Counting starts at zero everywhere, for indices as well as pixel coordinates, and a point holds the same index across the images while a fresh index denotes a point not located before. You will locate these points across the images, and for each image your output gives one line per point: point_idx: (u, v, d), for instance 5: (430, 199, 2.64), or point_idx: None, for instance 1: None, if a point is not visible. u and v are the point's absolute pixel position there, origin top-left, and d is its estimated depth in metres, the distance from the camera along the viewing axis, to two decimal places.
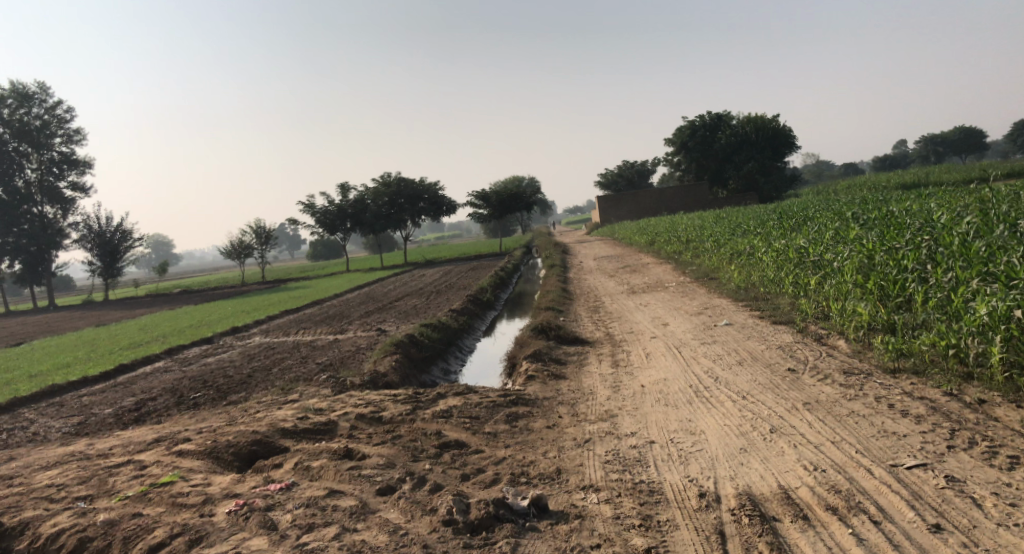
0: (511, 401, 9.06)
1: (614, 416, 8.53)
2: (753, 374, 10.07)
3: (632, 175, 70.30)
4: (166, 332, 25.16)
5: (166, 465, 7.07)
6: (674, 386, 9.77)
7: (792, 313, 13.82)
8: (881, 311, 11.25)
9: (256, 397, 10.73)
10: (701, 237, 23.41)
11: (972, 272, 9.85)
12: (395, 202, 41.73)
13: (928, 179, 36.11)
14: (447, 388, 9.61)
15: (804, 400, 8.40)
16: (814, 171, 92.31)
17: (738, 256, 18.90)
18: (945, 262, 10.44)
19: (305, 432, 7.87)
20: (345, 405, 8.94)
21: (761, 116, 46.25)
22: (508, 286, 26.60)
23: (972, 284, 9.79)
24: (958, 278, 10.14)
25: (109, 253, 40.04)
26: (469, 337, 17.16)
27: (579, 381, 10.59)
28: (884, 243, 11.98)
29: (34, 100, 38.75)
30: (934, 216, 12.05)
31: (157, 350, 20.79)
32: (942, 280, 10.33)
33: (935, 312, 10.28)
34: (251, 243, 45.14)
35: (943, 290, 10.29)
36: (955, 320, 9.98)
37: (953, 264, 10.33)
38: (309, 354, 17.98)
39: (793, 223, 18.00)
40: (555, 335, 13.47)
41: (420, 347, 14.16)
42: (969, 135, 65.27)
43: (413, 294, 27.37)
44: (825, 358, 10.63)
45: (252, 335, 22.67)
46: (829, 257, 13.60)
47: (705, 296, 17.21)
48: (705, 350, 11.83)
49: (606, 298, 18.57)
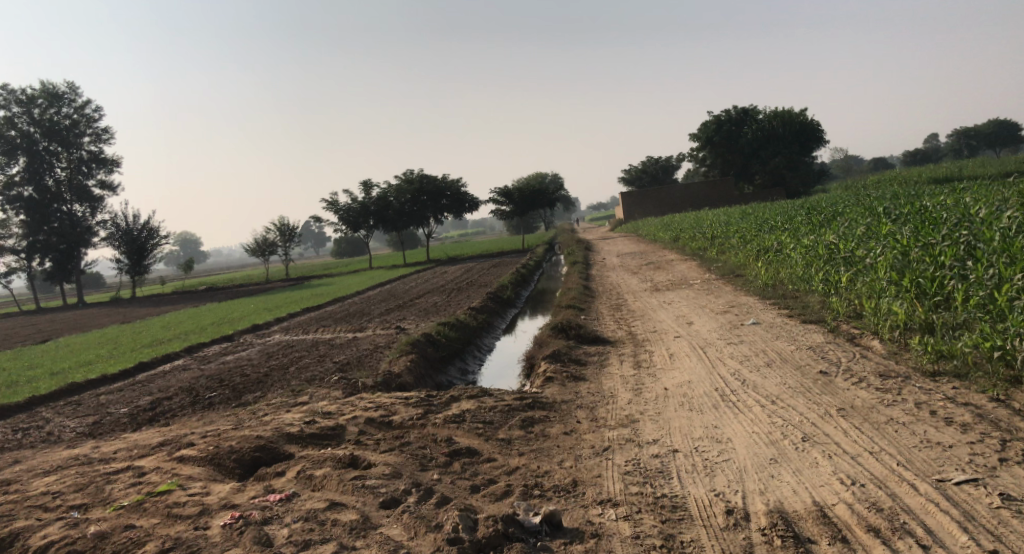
0: (527, 405, 8.67)
1: (635, 421, 8.10)
2: (784, 377, 9.57)
3: (657, 171, 69.55)
4: (189, 329, 25.05)
5: (164, 471, 6.74)
6: (699, 389, 9.31)
7: (822, 312, 13.28)
8: (919, 310, 10.69)
9: (267, 398, 10.42)
10: (727, 233, 22.83)
11: (1016, 269, 9.33)
12: (419, 199, 41.45)
13: (961, 173, 35.20)
14: (460, 391, 9.23)
15: (838, 405, 7.91)
16: (843, 165, 90.93)
17: (765, 252, 18.33)
18: (986, 259, 9.91)
19: (311, 437, 7.54)
20: (354, 408, 8.60)
21: (788, 110, 45.39)
22: (530, 284, 26.16)
23: (1017, 282, 9.25)
24: (1001, 276, 9.61)
25: (137, 250, 40.23)
26: (489, 335, 16.77)
27: (599, 383, 10.17)
28: (919, 240, 11.45)
29: (63, 99, 39.10)
30: (974, 210, 11.48)
31: (177, 347, 20.63)
32: (983, 278, 9.79)
33: (976, 311, 9.73)
34: (275, 240, 45.13)
35: (985, 288, 9.74)
36: (999, 319, 9.41)
37: (994, 260, 9.80)
38: (327, 352, 17.68)
39: (823, 218, 17.40)
40: (576, 334, 13.05)
41: (436, 346, 13.79)
42: (1003, 128, 63.76)
43: (434, 291, 27.03)
44: (859, 361, 10.11)
45: (272, 333, 22.46)
46: (861, 253, 13.05)
47: (730, 294, 16.70)
48: (732, 350, 11.33)
49: (629, 296, 18.11)
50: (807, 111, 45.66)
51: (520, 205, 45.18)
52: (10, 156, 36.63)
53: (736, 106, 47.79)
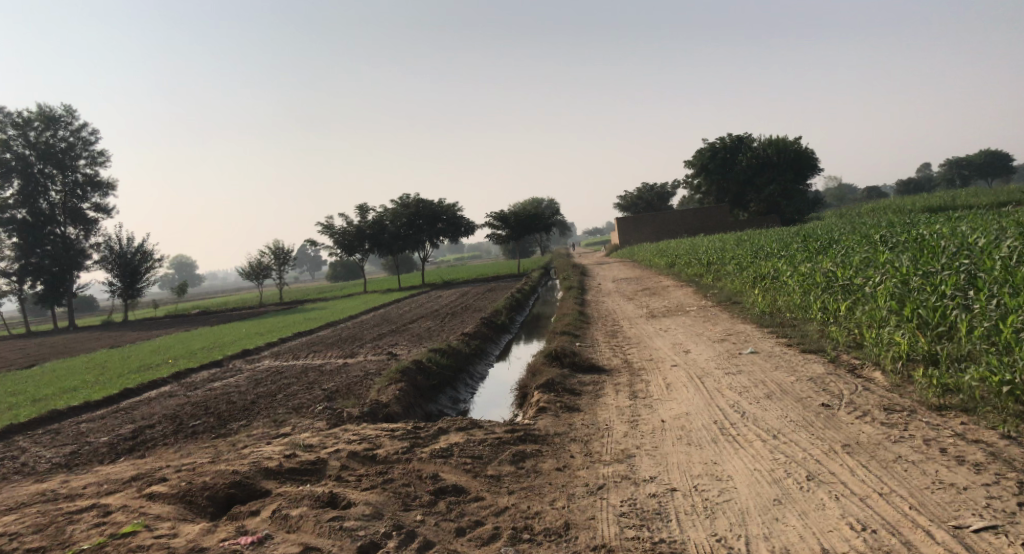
0: (518, 438, 8.30)
1: (630, 456, 7.73)
2: (785, 410, 9.21)
3: (652, 197, 69.54)
4: (178, 354, 24.58)
5: (131, 510, 6.35)
6: (697, 422, 8.95)
7: (822, 341, 12.96)
8: (921, 341, 10.40)
9: (249, 429, 10.00)
10: (723, 259, 22.58)
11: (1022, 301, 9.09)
12: (414, 223, 41.16)
13: (955, 202, 35.13)
14: (448, 422, 8.85)
15: (842, 441, 7.57)
16: (838, 193, 91.09)
17: (762, 280, 18.06)
18: (989, 290, 9.68)
19: (290, 472, 7.15)
20: (337, 441, 8.22)
21: (782, 138, 45.41)
22: (525, 309, 25.80)
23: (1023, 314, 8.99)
24: (1006, 307, 9.35)
25: (130, 274, 39.80)
26: (482, 362, 16.39)
27: (593, 414, 9.80)
28: (918, 268, 11.23)
29: (59, 123, 38.92)
30: (975, 239, 11.27)
31: (164, 373, 20.17)
32: (988, 308, 9.54)
33: (982, 343, 9.45)
34: (269, 264, 44.73)
35: (989, 319, 9.48)
36: (1006, 352, 9.13)
37: (998, 291, 9.57)
38: (317, 379, 17.26)
39: (820, 246, 17.16)
40: (570, 362, 12.70)
41: (427, 375, 13.39)
42: (996, 158, 63.99)
43: (428, 316, 26.64)
44: (862, 393, 9.78)
45: (262, 358, 22.03)
46: (859, 281, 12.80)
47: (727, 321, 16.39)
48: (731, 381, 10.97)
49: (625, 323, 17.78)
50: (802, 139, 45.68)
51: (516, 231, 44.94)
52: (5, 178, 36.33)
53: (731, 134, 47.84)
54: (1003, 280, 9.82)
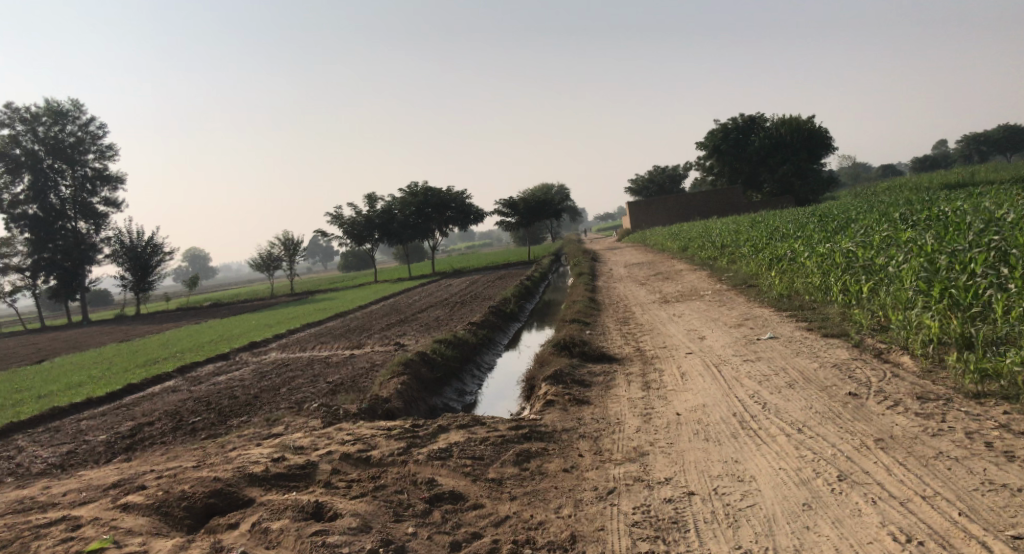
0: (523, 436, 7.74)
1: (643, 454, 7.17)
2: (809, 400, 8.59)
3: (664, 180, 68.66)
4: (186, 348, 24.14)
5: (101, 523, 5.86)
6: (715, 415, 8.37)
7: (844, 325, 12.31)
8: (953, 322, 9.72)
9: (242, 428, 9.49)
10: (737, 242, 21.91)
11: None
12: (423, 211, 40.52)
13: (974, 178, 34.23)
14: (448, 420, 8.29)
15: (875, 435, 6.97)
16: (852, 172, 89.74)
17: (778, 261, 17.39)
18: None
19: (275, 477, 6.62)
20: (329, 442, 7.69)
21: (796, 117, 44.48)
22: (535, 297, 25.21)
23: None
24: None
25: (142, 267, 39.48)
26: (490, 352, 15.83)
27: (604, 408, 9.22)
28: (945, 246, 10.58)
29: (67, 117, 38.53)
30: (1007, 215, 10.62)
31: (170, 368, 19.71)
32: None
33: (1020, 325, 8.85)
34: (279, 254, 44.26)
35: None
36: None
37: None
38: (322, 373, 16.74)
39: (837, 225, 16.47)
40: (580, 351, 12.12)
41: (431, 366, 12.84)
42: (1013, 133, 62.72)
43: (437, 305, 26.10)
44: (891, 381, 9.15)
45: (269, 351, 21.57)
46: (882, 261, 12.15)
47: (743, 306, 15.76)
48: (750, 369, 10.37)
49: (638, 309, 17.17)
50: (815, 117, 44.72)
51: (526, 217, 44.24)
52: (14, 174, 35.95)
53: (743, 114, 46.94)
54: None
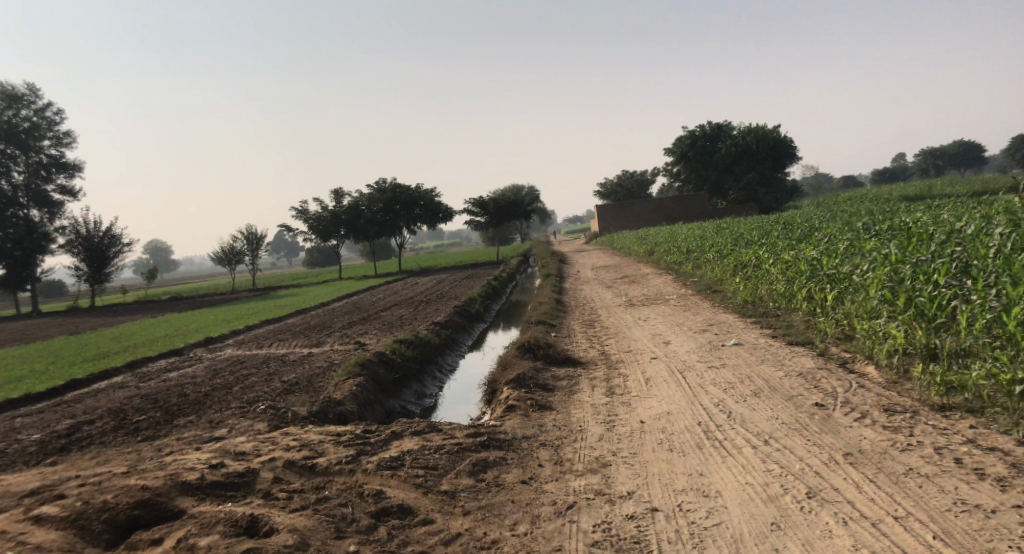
0: (481, 444, 7.36)
1: (606, 466, 6.83)
2: (776, 410, 8.34)
3: (633, 185, 68.88)
4: (137, 343, 23.31)
5: (11, 539, 5.37)
6: (680, 424, 8.07)
7: (808, 333, 12.12)
8: (920, 333, 9.50)
9: (185, 431, 8.95)
10: (702, 247, 21.78)
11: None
12: (391, 208, 39.90)
13: (932, 191, 34.68)
14: (403, 426, 7.87)
15: (844, 449, 6.71)
16: (815, 182, 90.80)
17: (742, 267, 17.24)
18: (990, 281, 8.94)
19: (211, 486, 6.19)
20: (272, 448, 7.24)
21: (762, 126, 44.84)
22: (502, 297, 24.81)
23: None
24: (1010, 297, 8.60)
25: (97, 258, 38.28)
26: (452, 354, 15.39)
27: (567, 414, 8.88)
28: (909, 257, 10.48)
29: (21, 102, 37.24)
30: (970, 227, 10.56)
31: (117, 363, 18.94)
32: (989, 299, 8.76)
33: (983, 337, 8.68)
34: (241, 248, 43.27)
35: (991, 311, 8.72)
36: (1009, 348, 8.37)
37: (999, 281, 8.88)
38: (277, 371, 16.14)
39: (802, 233, 16.39)
40: (544, 354, 11.77)
41: (390, 368, 12.36)
42: (967, 150, 64.24)
43: (401, 303, 25.57)
44: (857, 392, 8.93)
45: (224, 347, 20.88)
46: (846, 269, 12.01)
47: (708, 311, 15.54)
48: (715, 376, 10.09)
49: (603, 312, 16.88)
50: (780, 128, 45.08)
51: (495, 216, 43.84)
52: None
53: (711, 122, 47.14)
54: (1002, 270, 9.13)
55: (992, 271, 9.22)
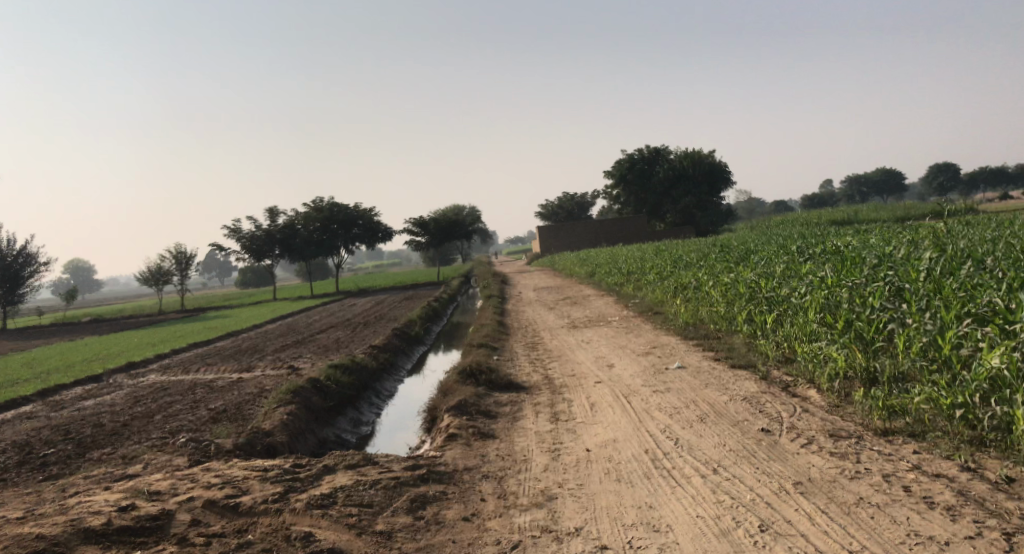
0: (419, 477, 6.95)
1: (551, 499, 6.50)
2: (722, 437, 8.15)
3: (572, 207, 69.39)
4: (54, 368, 22.04)
5: None
6: (626, 452, 7.81)
7: (750, 356, 12.05)
8: (860, 357, 9.42)
9: (98, 468, 8.29)
10: (642, 269, 21.79)
11: (958, 314, 8.38)
12: (328, 227, 39.08)
13: (860, 215, 35.80)
14: (335, 459, 7.39)
15: (793, 477, 6.53)
16: (747, 206, 93.05)
17: (683, 289, 17.24)
18: (925, 303, 8.95)
19: (119, 532, 5.78)
20: (192, 486, 6.71)
21: (698, 151, 45.73)
22: (443, 319, 24.34)
23: (961, 328, 8.21)
24: (945, 320, 8.51)
25: (12, 278, 36.33)
26: (390, 378, 14.88)
27: (510, 442, 8.53)
28: (844, 280, 10.52)
29: None
30: (900, 251, 10.69)
31: (30, 390, 17.79)
32: (924, 322, 8.71)
33: (920, 360, 8.62)
34: (170, 268, 41.72)
35: (926, 334, 8.67)
36: (946, 371, 8.33)
37: (933, 304, 8.89)
38: (204, 398, 15.37)
39: (740, 255, 16.49)
40: (486, 379, 11.40)
41: (325, 395, 11.81)
42: (890, 177, 66.81)
43: (338, 326, 24.85)
44: (802, 417, 8.79)
45: (148, 372, 19.89)
46: (785, 292, 12.01)
47: (650, 333, 15.42)
48: (660, 400, 9.90)
49: (545, 334, 16.61)
50: (715, 152, 46.07)
51: (435, 237, 43.37)
52: None
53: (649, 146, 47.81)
54: (933, 294, 9.15)
55: (923, 295, 9.26)
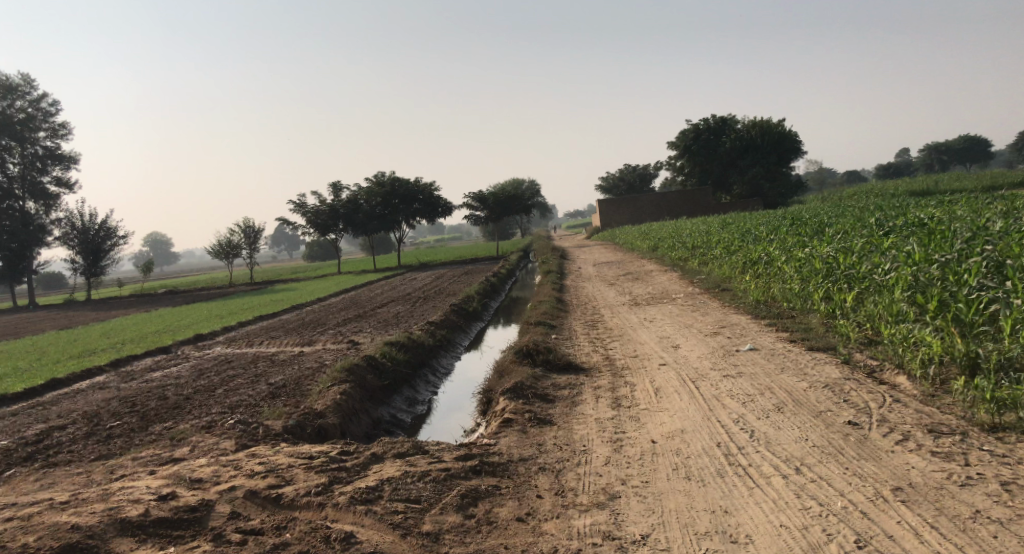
0: (472, 469, 6.47)
1: (613, 498, 5.94)
2: (803, 430, 7.40)
3: (634, 179, 67.98)
4: (127, 339, 22.41)
5: None
6: (696, 445, 7.18)
7: (829, 336, 11.15)
8: (956, 340, 8.49)
9: (149, 448, 8.06)
10: (708, 243, 20.84)
11: None
12: (389, 202, 38.93)
13: (942, 185, 33.79)
14: (385, 447, 6.98)
15: (893, 482, 5.82)
16: (818, 176, 89.64)
17: (753, 264, 16.31)
18: None
19: (155, 524, 5.39)
20: (234, 474, 6.37)
21: (767, 120, 43.86)
22: (501, 294, 23.88)
23: None
24: None
25: (92, 251, 37.29)
26: (448, 355, 14.47)
27: (569, 430, 7.97)
28: (934, 255, 9.58)
29: (15, 92, 34.88)
30: (996, 223, 9.69)
31: (102, 361, 18.02)
32: None
33: None
34: (239, 242, 42.27)
35: None
36: None
37: None
38: (264, 372, 15.25)
39: (813, 229, 15.44)
40: (544, 360, 10.84)
41: (380, 373, 11.42)
42: (974, 144, 63.19)
43: (398, 300, 24.63)
44: (893, 407, 7.96)
45: (214, 345, 19.98)
46: (867, 268, 11.04)
47: (718, 311, 14.61)
48: (731, 386, 9.19)
49: (606, 311, 15.94)
50: (786, 121, 44.09)
51: (496, 211, 42.88)
52: None
53: (716, 115, 46.07)
54: None
55: None
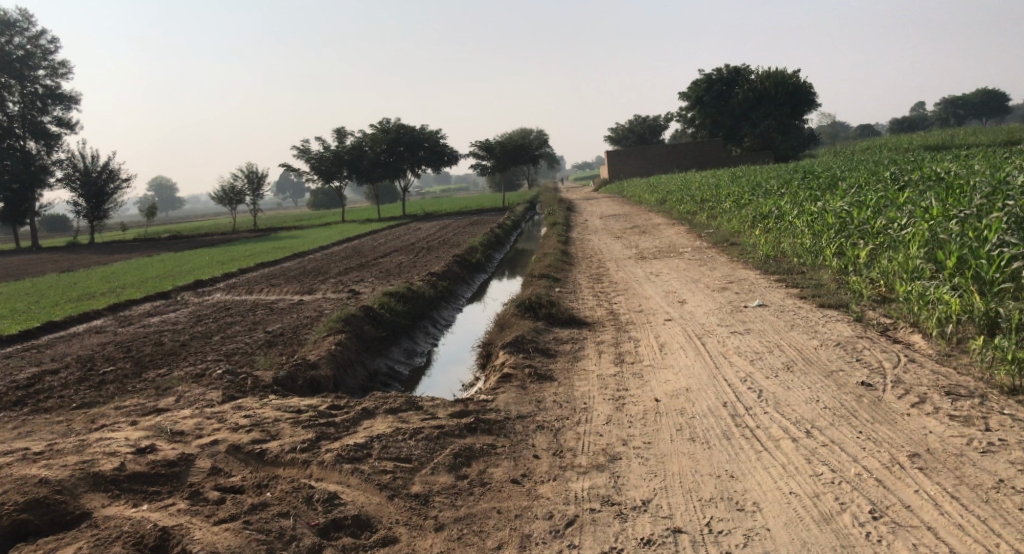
0: (467, 428, 6.15)
1: (613, 460, 5.65)
2: (814, 391, 7.07)
3: (644, 130, 66.91)
4: (127, 283, 22.11)
5: None
6: (701, 404, 6.87)
7: (841, 293, 10.75)
8: (975, 299, 8.09)
9: (136, 397, 7.77)
10: (718, 197, 20.31)
11: None
12: (394, 149, 38.32)
13: (957, 139, 32.98)
14: (376, 402, 6.67)
15: (909, 447, 5.50)
16: (830, 130, 88.07)
17: (763, 219, 15.83)
18: None
19: (130, 480, 5.10)
20: (218, 427, 6.08)
21: (781, 71, 42.77)
22: (506, 245, 23.47)
23: None
24: None
25: (95, 194, 36.82)
26: (449, 307, 14.16)
27: (570, 387, 7.66)
28: (953, 210, 9.14)
29: (13, 27, 34.11)
30: (1019, 176, 9.23)
31: (100, 305, 17.76)
32: None
33: None
34: (242, 187, 41.77)
35: None
36: None
37: None
38: (263, 319, 14.97)
39: (826, 182, 14.91)
40: (546, 314, 10.49)
41: (378, 324, 11.11)
42: (990, 98, 61.88)
43: (401, 250, 24.26)
44: (908, 368, 7.62)
45: (214, 291, 19.71)
46: (884, 223, 10.60)
47: (726, 266, 14.18)
48: (738, 343, 8.85)
49: (611, 265, 15.53)
50: (800, 72, 43.00)
51: (502, 160, 42.16)
52: None
53: (729, 65, 44.94)
54: None
55: None
